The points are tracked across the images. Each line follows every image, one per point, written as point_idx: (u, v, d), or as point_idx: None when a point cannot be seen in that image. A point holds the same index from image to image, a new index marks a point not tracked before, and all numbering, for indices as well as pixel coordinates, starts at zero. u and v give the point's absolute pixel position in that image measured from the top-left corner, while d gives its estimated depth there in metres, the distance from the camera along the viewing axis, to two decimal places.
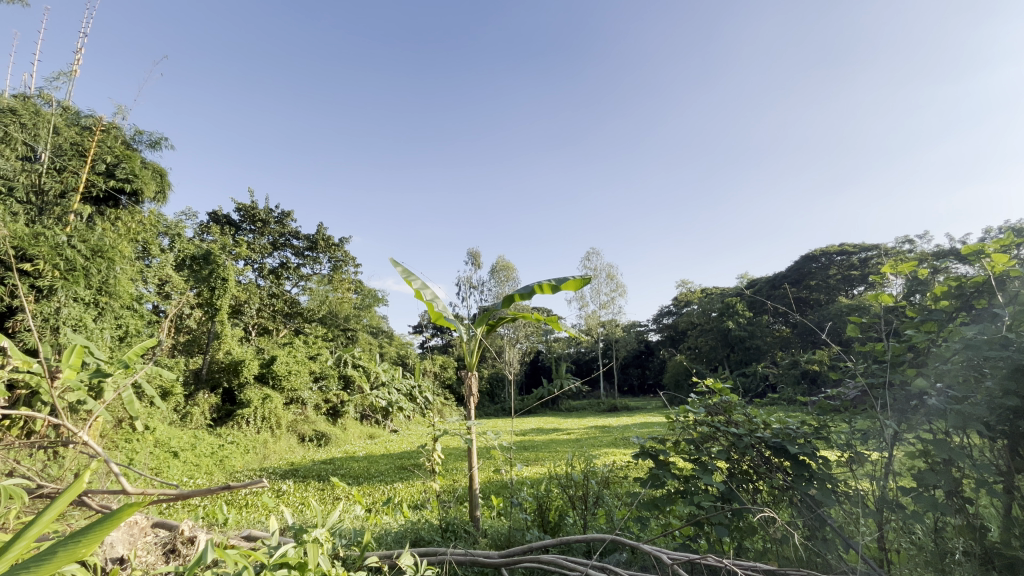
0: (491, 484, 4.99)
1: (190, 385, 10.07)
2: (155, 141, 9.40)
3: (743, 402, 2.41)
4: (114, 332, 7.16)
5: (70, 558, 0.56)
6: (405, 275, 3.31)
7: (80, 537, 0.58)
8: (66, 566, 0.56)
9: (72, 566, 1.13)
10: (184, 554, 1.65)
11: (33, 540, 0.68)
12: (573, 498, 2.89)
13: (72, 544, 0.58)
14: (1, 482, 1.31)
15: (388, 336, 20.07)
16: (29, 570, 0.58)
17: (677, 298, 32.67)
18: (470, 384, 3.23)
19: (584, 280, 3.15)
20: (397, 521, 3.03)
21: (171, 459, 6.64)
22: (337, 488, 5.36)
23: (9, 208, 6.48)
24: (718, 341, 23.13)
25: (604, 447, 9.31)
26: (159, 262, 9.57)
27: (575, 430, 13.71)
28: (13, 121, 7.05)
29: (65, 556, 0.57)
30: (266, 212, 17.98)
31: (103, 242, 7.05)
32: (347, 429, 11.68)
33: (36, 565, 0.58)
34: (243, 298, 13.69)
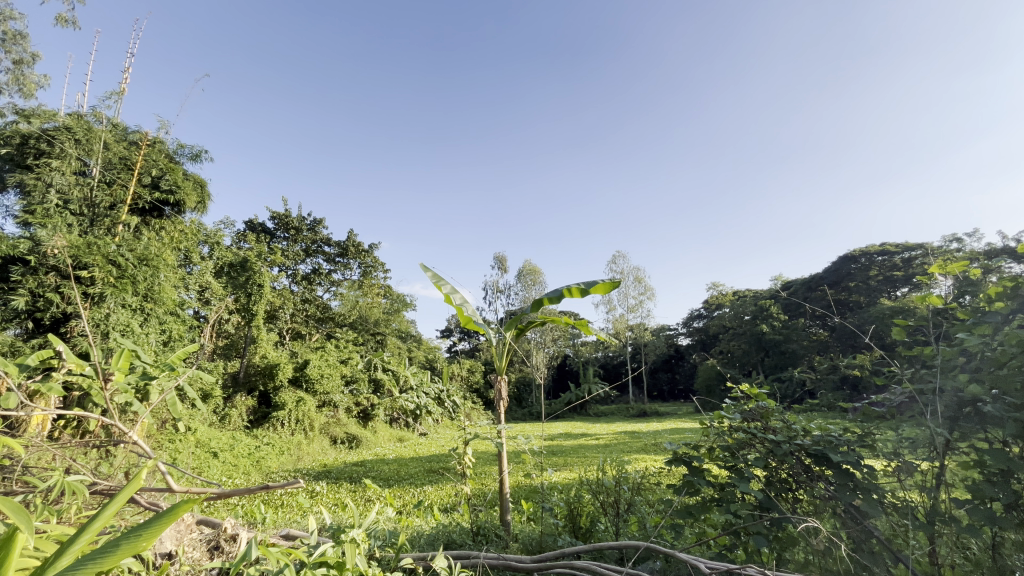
0: (521, 488, 4.98)
1: (228, 388, 10.41)
2: (196, 153, 9.83)
3: (781, 408, 2.33)
4: (159, 336, 7.48)
5: (129, 552, 0.62)
6: (435, 279, 3.36)
7: (141, 531, 0.63)
8: (126, 559, 0.61)
9: (129, 560, 1.19)
10: (227, 551, 1.70)
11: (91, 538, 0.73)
12: (605, 503, 2.85)
13: (133, 538, 0.64)
14: (64, 478, 1.40)
15: (415, 340, 20.33)
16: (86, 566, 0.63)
17: (708, 301, 31.94)
18: (500, 389, 3.23)
19: (614, 283, 3.11)
20: (429, 523, 3.07)
21: (211, 459, 6.90)
22: (369, 490, 5.45)
23: (64, 220, 6.89)
24: (752, 345, 22.62)
25: (634, 452, 9.17)
26: (199, 269, 9.98)
27: (604, 435, 13.54)
28: (68, 138, 7.53)
29: (125, 549, 0.62)
30: (299, 220, 18.50)
31: (149, 251, 7.42)
32: (377, 431, 11.90)
33: (93, 561, 0.63)
34: (278, 304, 14.10)
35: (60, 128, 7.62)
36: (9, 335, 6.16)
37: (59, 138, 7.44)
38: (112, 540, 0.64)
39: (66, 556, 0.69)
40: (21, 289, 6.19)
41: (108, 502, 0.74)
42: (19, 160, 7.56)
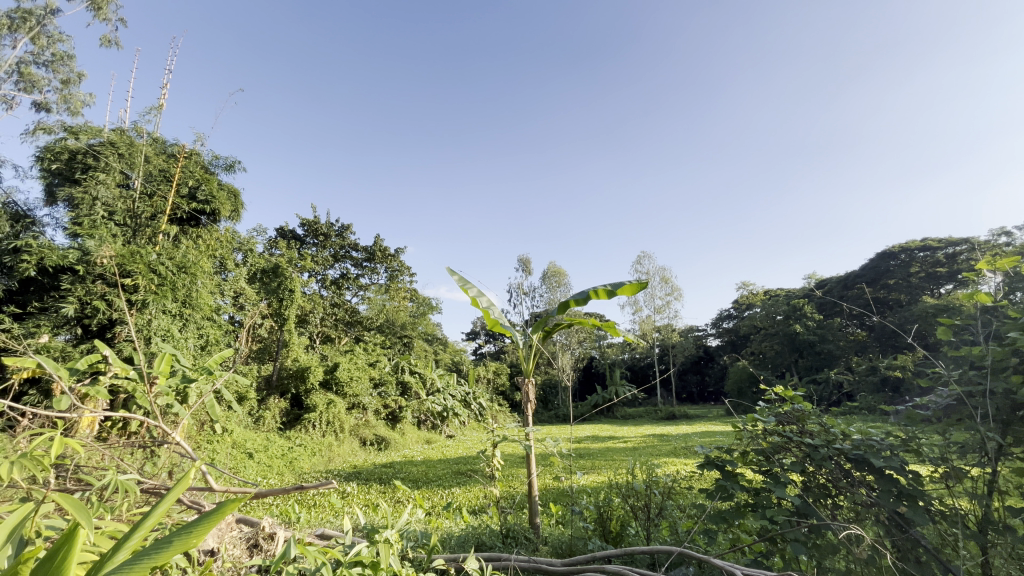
0: (549, 491, 4.96)
1: (263, 391, 10.70)
2: (230, 164, 10.20)
3: (818, 412, 2.26)
4: (197, 341, 7.76)
5: (178, 550, 0.65)
6: (461, 283, 3.38)
7: (190, 529, 0.67)
8: (175, 556, 0.64)
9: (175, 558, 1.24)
10: (266, 548, 1.76)
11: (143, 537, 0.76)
12: (636, 507, 2.81)
13: (183, 536, 0.67)
14: (117, 477, 1.47)
15: (441, 343, 20.54)
16: (134, 565, 0.66)
17: (738, 301, 31.20)
18: (527, 391, 3.23)
19: (640, 284, 3.08)
20: (459, 524, 3.08)
21: (247, 460, 7.13)
22: (398, 491, 5.53)
23: (109, 231, 7.25)
24: (785, 345, 21.96)
25: (664, 456, 9.02)
26: (234, 275, 10.34)
27: (632, 438, 13.35)
28: (113, 153, 7.93)
29: (174, 547, 0.65)
30: (327, 226, 18.96)
31: (187, 258, 7.73)
32: (405, 433, 12.09)
33: (143, 559, 0.66)
34: (308, 308, 14.46)
35: (105, 144, 8.02)
36: (60, 341, 6.50)
37: (104, 153, 7.84)
38: (165, 539, 0.67)
39: (121, 552, 0.72)
40: (70, 297, 6.54)
41: (158, 501, 0.77)
42: (69, 174, 7.98)
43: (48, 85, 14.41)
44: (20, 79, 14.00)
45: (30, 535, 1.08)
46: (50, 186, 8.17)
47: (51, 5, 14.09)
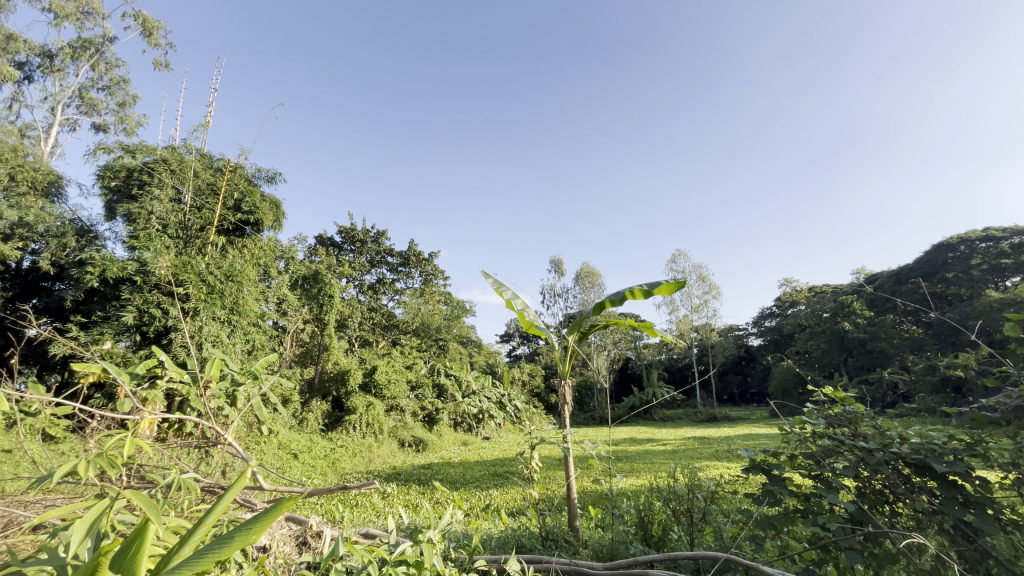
0: (588, 494, 4.92)
1: (306, 393, 11.06)
2: (272, 175, 10.65)
3: (872, 414, 2.15)
4: (244, 346, 8.11)
5: (239, 545, 0.69)
6: (496, 285, 3.40)
7: (249, 526, 0.71)
8: (236, 551, 0.68)
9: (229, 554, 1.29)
10: (313, 546, 1.83)
11: (204, 535, 0.81)
12: (678, 511, 2.73)
13: (243, 532, 0.71)
14: (178, 476, 1.55)
15: (476, 346, 20.72)
16: (197, 561, 0.70)
17: (781, 299, 30.04)
18: (564, 393, 3.20)
19: (679, 283, 3.00)
20: (498, 526, 3.08)
21: (293, 460, 7.41)
22: (438, 492, 5.60)
23: (163, 243, 7.70)
24: (833, 344, 20.92)
25: (706, 459, 8.75)
26: (276, 282, 10.75)
27: (671, 441, 13.03)
28: (165, 170, 8.42)
29: (234, 543, 0.69)
30: (364, 232, 19.48)
31: (233, 267, 8.11)
32: (443, 435, 12.29)
33: (207, 554, 0.70)
34: (347, 313, 14.88)
35: (158, 161, 8.53)
36: (121, 347, 6.93)
37: (157, 170, 8.34)
38: (229, 533, 0.71)
39: (187, 546, 0.77)
40: (130, 306, 6.98)
41: (219, 499, 0.83)
42: (126, 191, 8.53)
43: (106, 108, 15.45)
44: (82, 103, 15.06)
45: (108, 529, 1.16)
46: (110, 203, 8.76)
47: (107, 34, 15.11)
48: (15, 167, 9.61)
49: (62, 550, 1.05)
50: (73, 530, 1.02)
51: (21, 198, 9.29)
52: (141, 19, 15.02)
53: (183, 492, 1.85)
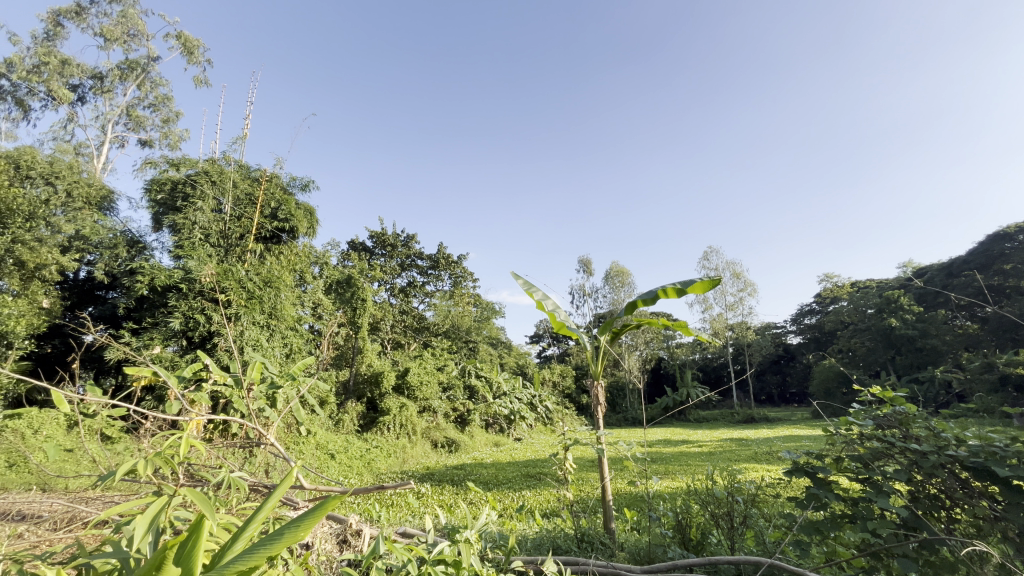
0: (622, 496, 4.86)
1: (342, 395, 11.34)
2: (305, 183, 10.98)
3: (925, 414, 2.05)
4: (282, 349, 8.37)
5: (289, 542, 0.73)
6: (526, 287, 3.40)
7: (300, 522, 0.75)
8: (286, 548, 0.72)
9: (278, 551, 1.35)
10: (353, 544, 1.89)
11: (255, 532, 0.84)
12: (717, 514, 2.66)
13: (293, 528, 0.75)
14: (227, 475, 1.61)
15: (506, 347, 20.79)
16: (253, 555, 0.74)
17: (822, 295, 28.90)
18: (598, 394, 3.16)
19: (713, 281, 2.93)
20: (532, 527, 3.07)
21: (330, 460, 7.60)
22: (472, 493, 5.64)
23: (205, 252, 8.07)
24: (879, 342, 20.08)
25: (744, 462, 8.52)
26: (312, 287, 11.07)
27: (707, 442, 12.71)
28: (207, 182, 8.80)
29: (286, 539, 0.73)
30: (394, 237, 19.87)
31: (271, 273, 8.40)
32: (475, 436, 12.39)
33: (260, 549, 0.74)
34: (380, 316, 15.18)
35: (200, 173, 8.93)
36: (169, 351, 7.28)
37: (199, 182, 8.74)
38: (279, 529, 0.75)
39: (239, 541, 0.81)
40: (176, 312, 7.35)
41: (270, 496, 0.87)
42: (171, 203, 8.97)
43: (151, 124, 16.27)
44: (129, 120, 15.91)
45: (167, 525, 1.23)
46: (157, 215, 9.23)
47: (152, 54, 15.93)
48: (72, 183, 10.27)
49: (128, 542, 1.12)
50: (136, 525, 1.08)
51: (77, 212, 9.90)
52: (182, 39, 15.76)
53: (234, 490, 1.95)
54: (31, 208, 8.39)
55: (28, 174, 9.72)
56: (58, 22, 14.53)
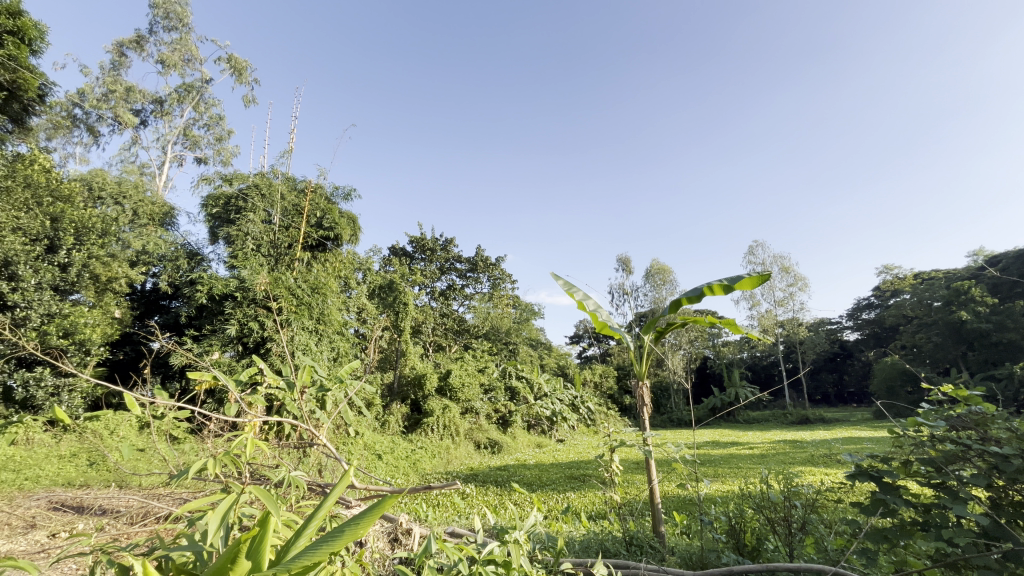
0: (671, 499, 4.74)
1: (387, 397, 11.63)
2: (347, 192, 11.37)
3: (1004, 415, 1.91)
4: (330, 353, 8.68)
5: (352, 537, 0.76)
6: (566, 287, 3.37)
7: (358, 520, 0.78)
8: (349, 544, 0.75)
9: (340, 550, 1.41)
10: (405, 542, 1.94)
11: (315, 532, 0.87)
12: (773, 519, 2.55)
13: (353, 526, 0.78)
14: (286, 473, 1.68)
15: (546, 348, 20.73)
16: (318, 549, 0.77)
17: (881, 287, 27.21)
18: (642, 394, 3.08)
19: (762, 277, 2.82)
20: (580, 530, 3.04)
21: (377, 460, 7.82)
22: (517, 494, 5.66)
23: (258, 261, 8.50)
24: (948, 337, 18.69)
25: (801, 464, 8.12)
26: (356, 293, 11.44)
27: (759, 444, 12.17)
28: (257, 195, 9.27)
29: (349, 535, 0.76)
30: (433, 241, 20.25)
31: (318, 280, 8.75)
32: (517, 437, 12.44)
33: (325, 543, 0.77)
34: (422, 319, 15.47)
35: (251, 187, 9.42)
36: (227, 357, 7.69)
37: (251, 196, 9.22)
38: (340, 526, 0.77)
39: (301, 538, 0.84)
40: (233, 320, 7.78)
41: (328, 497, 0.90)
42: (225, 216, 9.49)
43: (205, 143, 17.28)
44: (186, 140, 16.97)
45: (236, 521, 1.31)
46: (213, 228, 9.79)
47: (205, 77, 16.93)
48: (137, 202, 11.06)
49: (202, 536, 1.19)
50: (209, 521, 1.14)
51: (143, 228, 10.65)
52: (231, 61, 16.67)
53: (293, 487, 2.04)
54: (104, 225, 8.99)
55: (100, 194, 10.56)
56: (123, 52, 15.70)
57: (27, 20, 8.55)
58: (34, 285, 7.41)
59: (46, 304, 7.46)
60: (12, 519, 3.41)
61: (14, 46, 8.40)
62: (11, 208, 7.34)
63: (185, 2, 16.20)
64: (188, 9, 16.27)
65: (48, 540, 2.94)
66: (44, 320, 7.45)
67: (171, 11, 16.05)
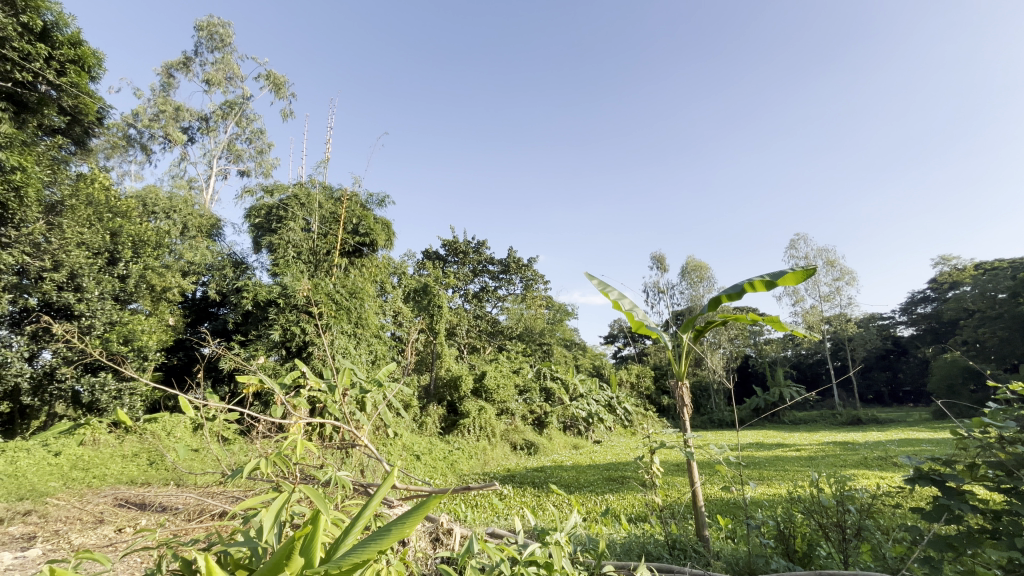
0: (714, 502, 4.62)
1: (424, 399, 11.80)
2: (381, 199, 11.65)
3: None
4: (369, 356, 8.89)
5: (398, 537, 0.77)
6: (601, 287, 3.32)
7: (405, 520, 0.79)
8: (397, 541, 0.76)
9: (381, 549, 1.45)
10: (446, 542, 1.97)
11: (361, 531, 0.89)
12: (826, 525, 2.46)
13: (401, 525, 0.79)
14: (332, 473, 1.74)
15: (580, 348, 20.57)
16: (367, 547, 0.79)
17: (938, 279, 25.62)
18: (682, 395, 3.00)
19: (807, 271, 2.70)
20: (620, 532, 2.99)
21: (416, 461, 7.96)
22: (555, 495, 5.65)
23: (299, 268, 8.83)
24: (1015, 331, 17.39)
25: (853, 467, 7.75)
26: (392, 297, 11.68)
27: (807, 446, 11.67)
28: (297, 204, 9.62)
29: (396, 535, 0.77)
30: (465, 244, 20.52)
31: (355, 285, 9.00)
32: (553, 438, 12.40)
33: (374, 542, 0.78)
34: (456, 321, 15.69)
35: (291, 197, 9.76)
36: (272, 360, 8.01)
37: (291, 205, 9.57)
38: (386, 525, 0.79)
39: (350, 536, 0.87)
40: (276, 325, 8.12)
41: (374, 498, 0.92)
42: (267, 226, 9.89)
43: (248, 156, 18.07)
44: (229, 154, 17.79)
45: (287, 518, 1.36)
46: (256, 237, 10.22)
47: (246, 93, 17.71)
48: (186, 215, 11.66)
49: (255, 532, 1.24)
50: (264, 518, 1.19)
51: (193, 240, 11.24)
52: (270, 77, 17.37)
53: (339, 487, 2.11)
54: (157, 237, 9.53)
55: (154, 210, 11.21)
56: (171, 74, 16.61)
57: (85, 50, 9.11)
58: (97, 295, 7.93)
59: (108, 313, 7.97)
60: (83, 514, 3.67)
61: (75, 74, 9.02)
62: (75, 224, 7.86)
63: (226, 23, 16.98)
64: (229, 29, 17.05)
65: (115, 534, 3.14)
66: (107, 328, 7.96)
67: (214, 32, 16.87)
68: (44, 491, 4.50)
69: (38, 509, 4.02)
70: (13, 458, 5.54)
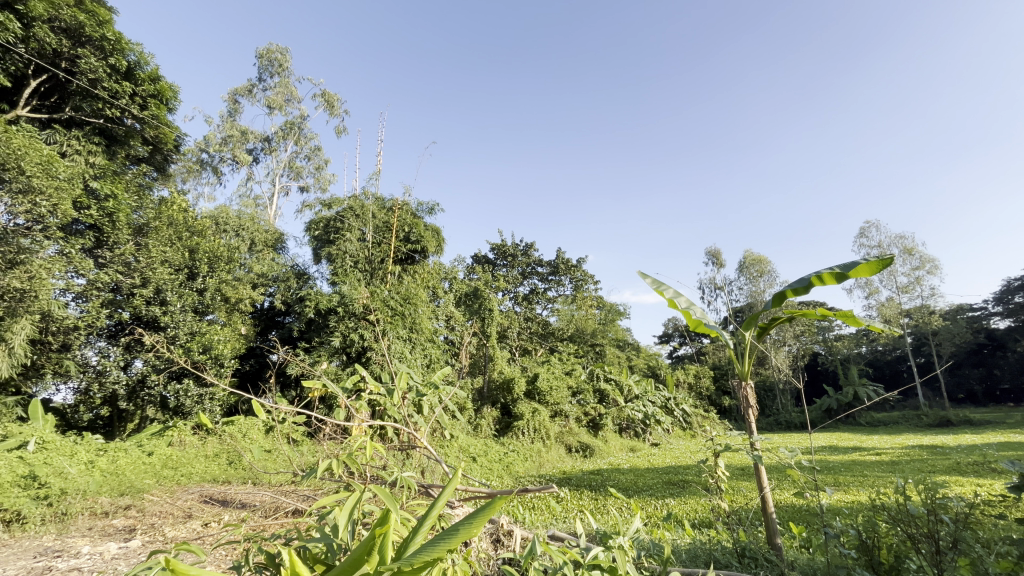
0: (786, 510, 4.35)
1: (477, 401, 11.93)
2: (431, 207, 11.94)
3: None
4: (424, 359, 9.13)
5: (464, 535, 0.78)
6: (655, 286, 3.23)
7: (471, 519, 0.80)
8: (464, 541, 0.78)
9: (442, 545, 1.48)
10: (507, 543, 1.99)
11: (429, 531, 0.92)
12: (915, 535, 2.26)
13: (466, 524, 0.80)
14: (395, 473, 1.80)
15: (634, 349, 20.13)
16: (437, 544, 0.81)
17: None
18: (746, 396, 2.85)
19: (881, 262, 2.51)
20: (684, 538, 2.89)
21: (472, 463, 8.06)
22: (612, 499, 5.52)
23: (356, 276, 9.27)
24: None
25: (944, 474, 7.06)
26: (444, 302, 11.90)
27: (889, 450, 10.78)
28: (352, 215, 10.05)
29: (463, 532, 0.79)
30: (514, 248, 20.70)
31: (409, 291, 9.27)
32: (609, 441, 12.17)
33: (443, 540, 0.80)
34: (506, 324, 15.79)
35: (347, 210, 10.22)
36: (334, 365, 8.41)
37: (347, 218, 10.02)
38: (454, 525, 0.81)
39: (419, 535, 0.90)
40: (337, 332, 8.52)
41: (440, 497, 0.94)
42: (325, 238, 10.40)
43: (307, 172, 19.06)
44: (290, 171, 18.86)
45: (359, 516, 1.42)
46: (316, 249, 10.77)
47: (303, 113, 18.74)
48: (254, 232, 12.48)
49: (329, 530, 1.30)
50: (338, 516, 1.26)
51: (260, 254, 11.99)
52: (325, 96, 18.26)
53: (403, 489, 2.17)
54: (229, 252, 10.24)
55: (225, 227, 12.07)
56: (237, 100, 17.85)
57: (163, 84, 9.96)
58: (180, 307, 8.63)
59: (189, 324, 8.64)
60: (175, 509, 4.00)
61: (155, 107, 9.91)
62: (159, 243, 8.61)
63: (284, 50, 18.10)
64: (287, 55, 18.16)
65: (203, 527, 3.41)
66: (188, 338, 8.63)
67: (273, 58, 18.01)
68: (140, 487, 4.95)
69: (136, 504, 4.44)
70: (114, 458, 6.12)
